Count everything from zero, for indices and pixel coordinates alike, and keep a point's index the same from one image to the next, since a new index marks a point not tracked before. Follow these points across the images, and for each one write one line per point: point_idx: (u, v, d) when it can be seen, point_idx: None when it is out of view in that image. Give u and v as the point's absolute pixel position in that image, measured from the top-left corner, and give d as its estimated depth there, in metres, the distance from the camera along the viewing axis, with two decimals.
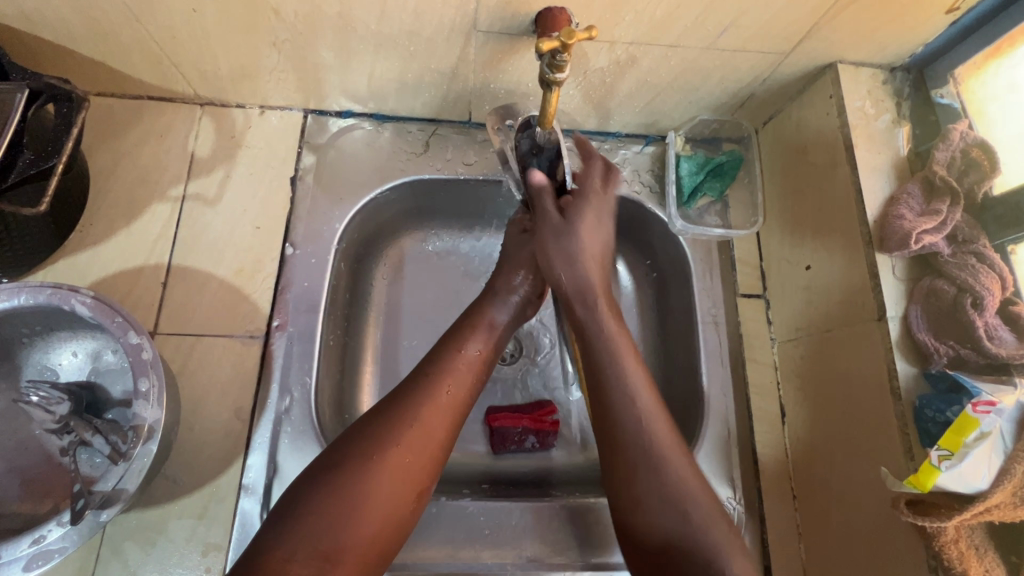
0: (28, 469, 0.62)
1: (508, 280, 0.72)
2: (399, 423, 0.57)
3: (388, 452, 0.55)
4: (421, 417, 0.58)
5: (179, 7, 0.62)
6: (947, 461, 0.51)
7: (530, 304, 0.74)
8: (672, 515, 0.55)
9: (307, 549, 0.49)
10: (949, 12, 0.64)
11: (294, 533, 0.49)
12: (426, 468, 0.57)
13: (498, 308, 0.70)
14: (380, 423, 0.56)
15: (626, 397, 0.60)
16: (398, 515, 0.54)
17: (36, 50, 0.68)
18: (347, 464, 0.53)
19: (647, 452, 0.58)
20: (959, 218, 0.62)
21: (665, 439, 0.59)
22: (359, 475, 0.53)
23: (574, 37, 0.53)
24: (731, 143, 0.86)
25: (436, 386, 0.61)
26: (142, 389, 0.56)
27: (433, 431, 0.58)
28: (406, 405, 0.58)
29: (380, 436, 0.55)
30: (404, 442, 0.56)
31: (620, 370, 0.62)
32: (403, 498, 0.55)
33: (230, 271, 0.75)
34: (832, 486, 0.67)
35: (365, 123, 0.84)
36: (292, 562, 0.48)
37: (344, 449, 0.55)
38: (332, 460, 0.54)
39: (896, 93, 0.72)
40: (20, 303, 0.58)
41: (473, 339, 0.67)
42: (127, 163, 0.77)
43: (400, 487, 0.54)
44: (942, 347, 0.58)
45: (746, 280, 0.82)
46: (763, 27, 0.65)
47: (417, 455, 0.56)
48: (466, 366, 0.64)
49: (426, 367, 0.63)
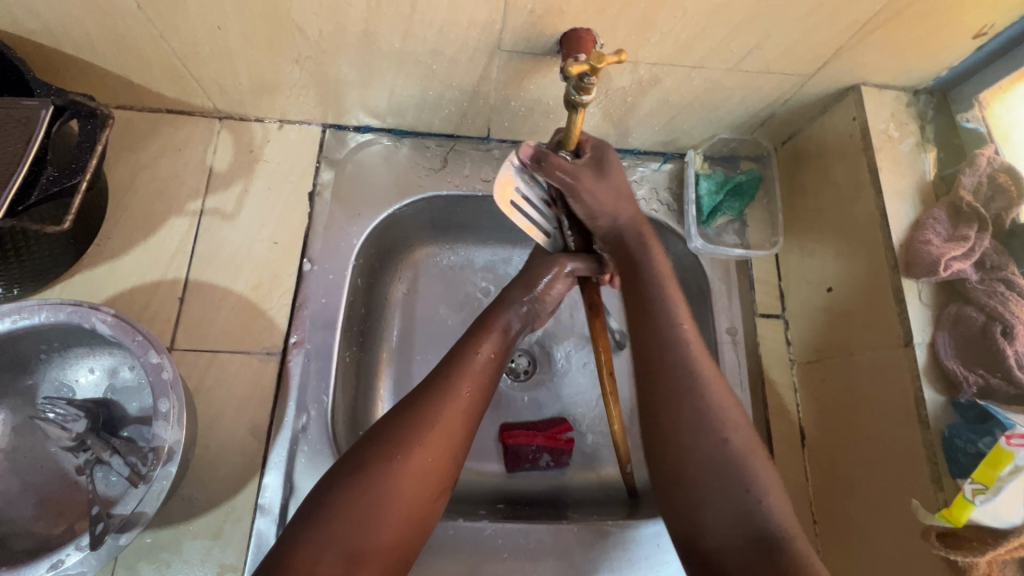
0: (43, 487, 0.62)
1: (525, 287, 0.69)
2: (421, 424, 0.56)
3: (410, 454, 0.54)
4: (442, 418, 0.56)
5: (203, 23, 0.62)
6: (981, 495, 0.52)
7: (541, 316, 0.72)
8: (713, 443, 0.52)
9: (333, 551, 0.48)
10: (976, 37, 0.64)
11: (320, 537, 0.49)
12: (447, 468, 0.56)
13: (511, 312, 0.68)
14: (401, 424, 0.55)
15: (670, 321, 0.58)
16: (420, 516, 0.53)
17: (59, 64, 0.68)
18: (370, 465, 0.53)
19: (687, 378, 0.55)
20: (987, 245, 0.62)
21: (708, 368, 0.56)
22: (382, 475, 0.52)
23: (602, 61, 0.53)
24: (750, 161, 0.86)
25: (456, 386, 0.59)
26: (162, 409, 0.56)
27: (454, 431, 0.57)
28: (427, 404, 0.57)
29: (402, 437, 0.54)
30: (426, 443, 0.55)
31: (671, 320, 0.58)
32: (425, 498, 0.54)
33: (248, 286, 0.75)
34: (857, 512, 0.65)
35: (383, 138, 0.84)
36: (319, 565, 0.48)
37: (365, 451, 0.54)
38: (355, 462, 0.53)
39: (920, 115, 0.72)
40: (40, 321, 0.58)
41: (487, 339, 0.65)
42: (145, 177, 0.77)
43: (423, 488, 0.53)
44: (972, 376, 0.58)
45: (765, 300, 0.81)
46: (788, 50, 0.65)
47: (438, 456, 0.55)
48: (483, 366, 0.62)
49: (443, 368, 0.61)
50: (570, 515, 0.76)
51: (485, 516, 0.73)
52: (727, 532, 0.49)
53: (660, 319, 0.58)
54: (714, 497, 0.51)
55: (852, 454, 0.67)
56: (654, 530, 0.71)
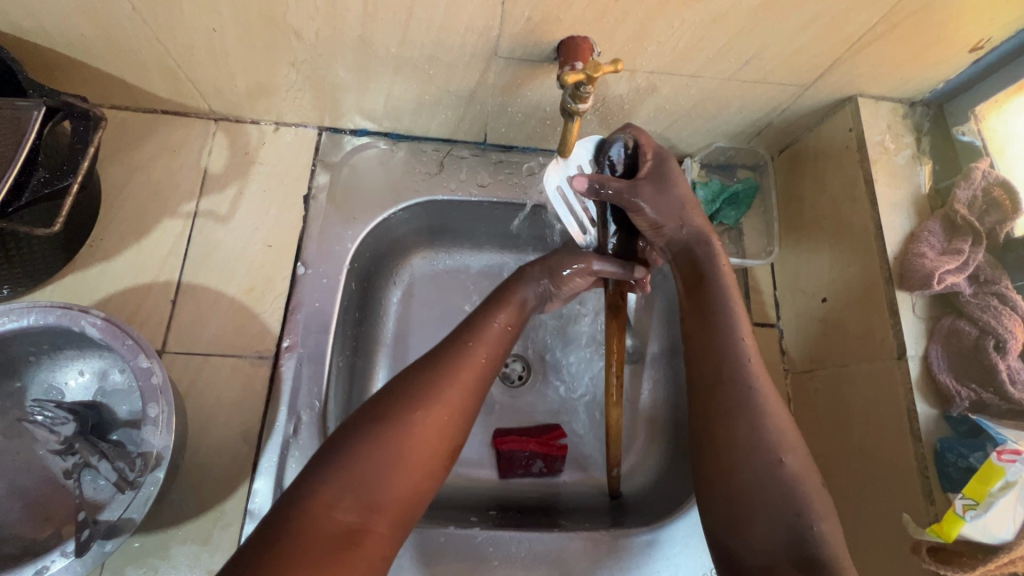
0: (31, 490, 0.61)
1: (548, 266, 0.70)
2: (441, 380, 0.55)
3: (430, 407, 0.53)
4: (459, 376, 0.56)
5: (199, 26, 0.61)
6: (972, 511, 0.52)
7: (554, 300, 0.73)
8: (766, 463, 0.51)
9: (350, 497, 0.47)
10: (972, 50, 0.64)
11: (339, 482, 0.48)
12: (461, 427, 0.55)
13: (529, 288, 0.69)
14: (424, 379, 0.55)
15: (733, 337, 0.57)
16: (433, 472, 0.52)
17: (52, 63, 0.68)
18: (390, 415, 0.52)
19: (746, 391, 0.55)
20: (981, 258, 0.62)
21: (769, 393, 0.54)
22: (403, 425, 0.51)
23: (598, 70, 0.53)
24: (747, 169, 0.87)
25: (473, 348, 0.59)
26: (151, 414, 0.55)
27: (469, 392, 0.57)
28: (447, 363, 0.57)
29: (423, 391, 0.54)
30: (446, 398, 0.54)
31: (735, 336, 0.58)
32: (441, 454, 0.53)
33: (241, 289, 0.74)
34: (846, 520, 0.66)
35: (379, 142, 0.83)
36: (336, 509, 0.46)
37: (387, 402, 0.53)
38: (376, 411, 0.52)
39: (916, 127, 0.72)
40: (28, 323, 0.57)
41: (504, 309, 0.66)
42: (140, 178, 0.77)
43: (439, 443, 0.53)
44: (964, 390, 0.58)
45: (760, 309, 0.81)
46: (785, 61, 0.65)
47: (455, 414, 0.54)
48: (499, 335, 0.63)
49: (461, 333, 0.61)
50: (562, 523, 0.76)
51: (477, 524, 0.73)
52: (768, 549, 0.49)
53: (724, 331, 0.58)
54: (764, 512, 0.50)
55: (846, 464, 0.67)
56: (647, 539, 0.71)
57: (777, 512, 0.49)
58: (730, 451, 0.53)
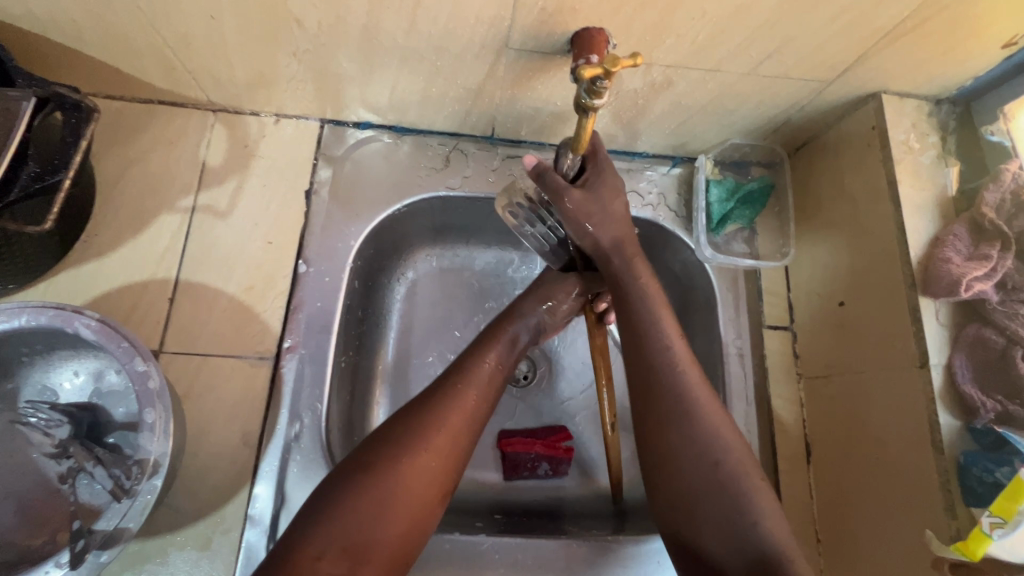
0: (23, 495, 0.59)
1: (536, 301, 0.69)
2: (428, 425, 0.55)
3: (416, 454, 0.53)
4: (448, 421, 0.56)
5: (196, 13, 0.58)
6: (999, 530, 0.51)
7: (549, 331, 0.71)
8: (695, 474, 0.53)
9: (335, 547, 0.47)
10: (1005, 47, 0.61)
11: (324, 531, 0.48)
12: (452, 472, 0.54)
13: (520, 324, 0.67)
14: (410, 424, 0.55)
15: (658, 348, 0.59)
16: (422, 518, 0.52)
17: (44, 52, 0.65)
18: (377, 463, 0.52)
19: (688, 398, 0.56)
20: (1011, 265, 0.59)
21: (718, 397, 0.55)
22: (387, 476, 0.51)
23: (616, 64, 0.50)
24: (762, 167, 0.84)
25: (463, 391, 0.58)
26: (148, 420, 0.53)
27: (458, 436, 0.55)
28: (434, 408, 0.56)
29: (408, 439, 0.53)
30: (432, 444, 0.54)
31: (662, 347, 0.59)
32: (429, 500, 0.52)
33: (240, 287, 0.72)
34: (860, 531, 0.65)
35: (383, 135, 0.81)
36: (321, 561, 0.46)
37: (371, 451, 0.53)
38: (360, 460, 0.52)
39: (941, 126, 0.70)
40: (20, 324, 0.55)
41: (500, 342, 0.65)
42: (135, 171, 0.74)
43: (427, 489, 0.52)
44: (989, 402, 0.57)
45: (773, 312, 0.79)
46: (809, 56, 0.62)
47: (444, 460, 0.54)
48: (490, 374, 0.61)
49: (450, 374, 0.60)
50: (567, 530, 0.74)
51: (482, 530, 0.71)
52: (730, 553, 0.50)
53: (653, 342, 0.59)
54: (710, 515, 0.52)
55: (865, 476, 0.65)
56: (654, 547, 0.69)
57: (718, 516, 0.51)
58: (694, 458, 0.54)
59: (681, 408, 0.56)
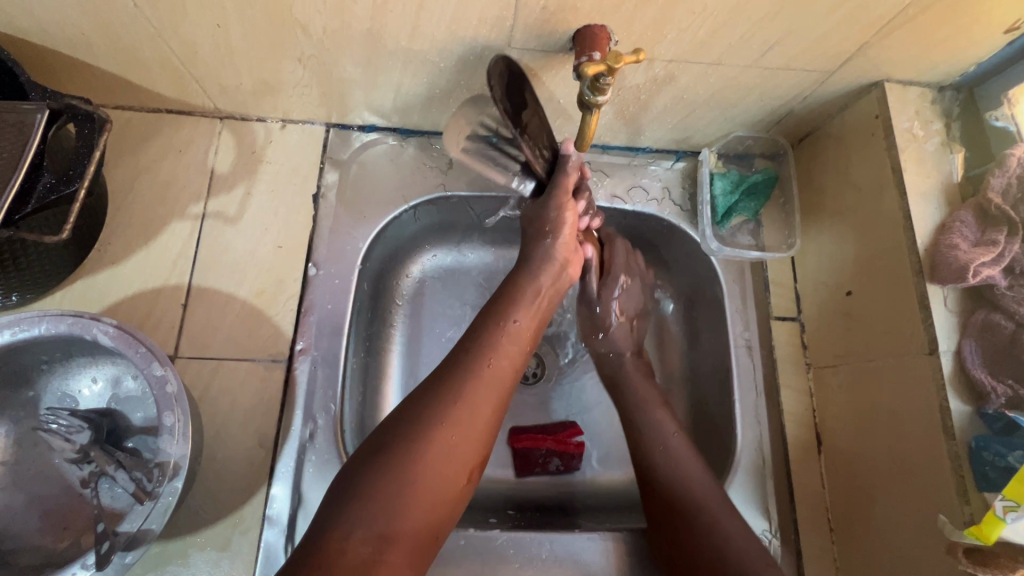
0: (46, 500, 0.60)
1: (539, 247, 0.69)
2: (446, 401, 0.55)
3: (435, 430, 0.53)
4: (468, 395, 0.56)
5: (203, 22, 0.59)
6: (1013, 513, 0.52)
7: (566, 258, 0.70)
8: (694, 533, 0.63)
9: (363, 530, 0.48)
10: (1007, 32, 0.61)
11: (351, 514, 0.48)
12: (476, 444, 0.55)
13: (536, 279, 0.68)
14: (426, 403, 0.55)
15: (659, 437, 0.71)
16: (448, 494, 0.53)
17: (54, 64, 0.66)
18: (396, 443, 0.52)
19: (676, 462, 0.69)
20: (1017, 250, 0.60)
21: (691, 476, 0.67)
22: (410, 455, 0.52)
23: (620, 60, 0.52)
24: (765, 159, 0.84)
25: (479, 363, 0.59)
26: (167, 423, 0.54)
27: (480, 409, 0.56)
28: (450, 383, 0.57)
29: (426, 417, 0.54)
30: (452, 419, 0.54)
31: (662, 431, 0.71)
32: (454, 474, 0.53)
33: (252, 291, 0.73)
34: (874, 516, 0.65)
35: (388, 138, 0.81)
36: (350, 543, 0.47)
37: (390, 431, 0.53)
38: (379, 441, 0.53)
39: (945, 113, 0.70)
40: (40, 332, 0.56)
41: (515, 309, 0.65)
42: (146, 179, 0.75)
43: (451, 465, 0.53)
44: (999, 387, 0.57)
45: (780, 303, 0.79)
46: (810, 47, 0.62)
47: (466, 433, 0.55)
48: (509, 342, 0.62)
49: (465, 345, 0.61)
50: (581, 523, 0.75)
51: (497, 526, 0.72)
52: None
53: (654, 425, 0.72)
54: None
55: (877, 463, 0.65)
56: None
57: None
58: (701, 526, 0.63)
59: (681, 483, 0.67)
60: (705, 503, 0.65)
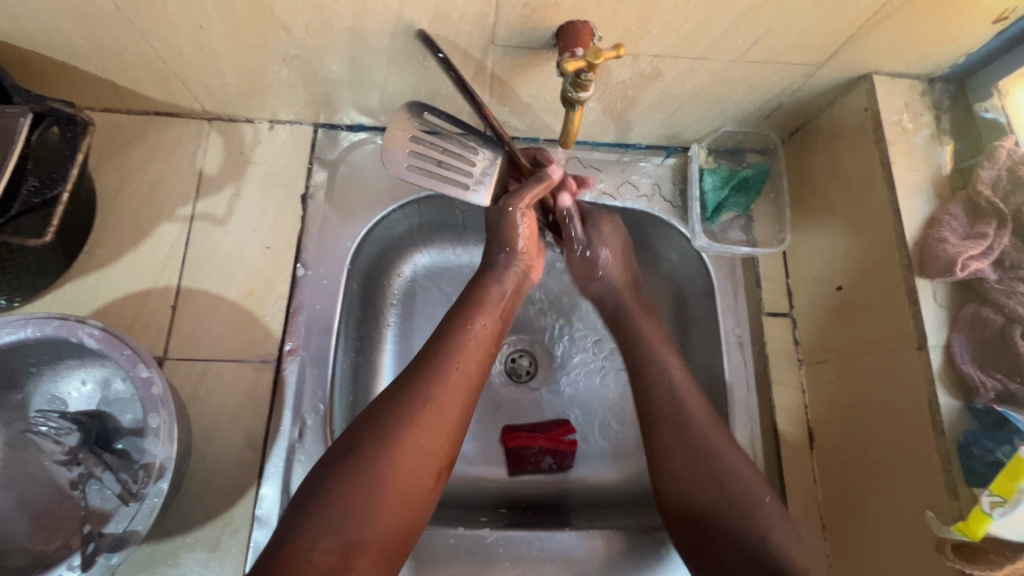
0: (37, 501, 0.61)
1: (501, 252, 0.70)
2: (411, 406, 0.55)
3: (400, 436, 0.53)
4: (433, 398, 0.56)
5: (185, 24, 0.59)
6: (999, 508, 0.51)
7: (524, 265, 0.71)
8: (696, 484, 0.62)
9: (328, 539, 0.48)
10: (996, 22, 0.61)
11: (316, 523, 0.49)
12: (443, 447, 0.55)
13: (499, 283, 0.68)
14: (391, 408, 0.55)
15: (662, 377, 0.68)
16: (417, 498, 0.53)
17: (40, 68, 0.66)
18: (360, 449, 0.52)
19: (677, 403, 0.66)
20: (1007, 242, 0.59)
21: (697, 419, 0.65)
22: (375, 461, 0.52)
23: (599, 57, 0.51)
24: (756, 153, 0.83)
25: (447, 364, 0.58)
26: (153, 424, 0.55)
27: (446, 412, 0.56)
28: (416, 386, 0.56)
29: (391, 422, 0.54)
30: (417, 424, 0.54)
31: (665, 371, 0.69)
32: (421, 478, 0.53)
33: (241, 292, 0.73)
34: (865, 512, 0.65)
35: (377, 137, 0.81)
36: (315, 551, 0.48)
37: (355, 437, 0.53)
38: (344, 447, 0.53)
39: (935, 104, 0.69)
40: (25, 335, 0.56)
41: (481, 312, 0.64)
42: (134, 182, 0.75)
43: (417, 469, 0.53)
44: (989, 381, 0.56)
45: (772, 298, 0.79)
46: (796, 40, 0.62)
47: (432, 436, 0.54)
48: (477, 343, 0.62)
49: (432, 347, 0.60)
50: (573, 522, 0.75)
51: (487, 525, 0.72)
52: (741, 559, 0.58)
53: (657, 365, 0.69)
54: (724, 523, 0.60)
55: (868, 459, 0.65)
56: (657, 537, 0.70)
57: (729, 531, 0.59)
58: (699, 476, 0.62)
59: (681, 427, 0.65)
60: (707, 440, 0.64)
